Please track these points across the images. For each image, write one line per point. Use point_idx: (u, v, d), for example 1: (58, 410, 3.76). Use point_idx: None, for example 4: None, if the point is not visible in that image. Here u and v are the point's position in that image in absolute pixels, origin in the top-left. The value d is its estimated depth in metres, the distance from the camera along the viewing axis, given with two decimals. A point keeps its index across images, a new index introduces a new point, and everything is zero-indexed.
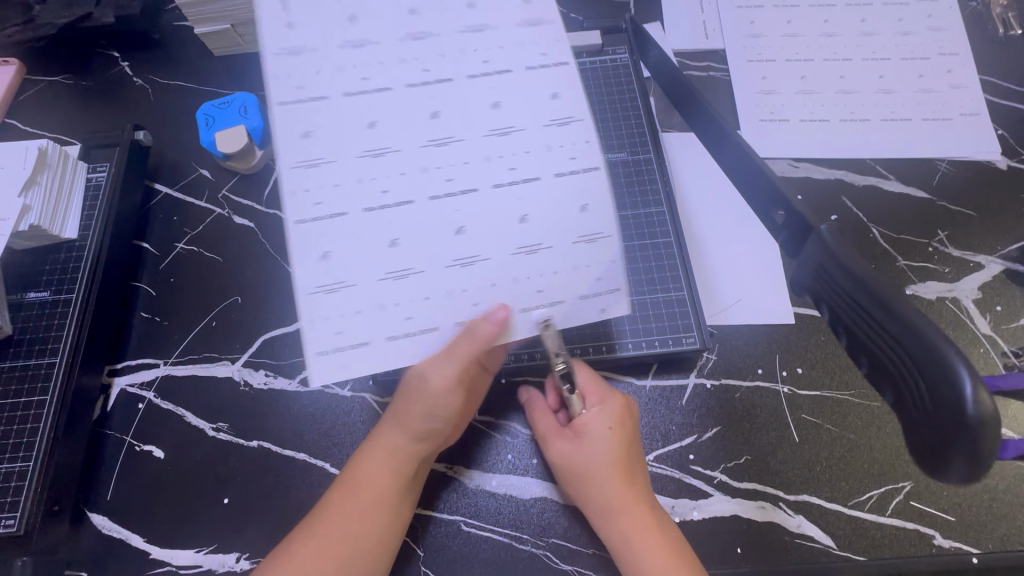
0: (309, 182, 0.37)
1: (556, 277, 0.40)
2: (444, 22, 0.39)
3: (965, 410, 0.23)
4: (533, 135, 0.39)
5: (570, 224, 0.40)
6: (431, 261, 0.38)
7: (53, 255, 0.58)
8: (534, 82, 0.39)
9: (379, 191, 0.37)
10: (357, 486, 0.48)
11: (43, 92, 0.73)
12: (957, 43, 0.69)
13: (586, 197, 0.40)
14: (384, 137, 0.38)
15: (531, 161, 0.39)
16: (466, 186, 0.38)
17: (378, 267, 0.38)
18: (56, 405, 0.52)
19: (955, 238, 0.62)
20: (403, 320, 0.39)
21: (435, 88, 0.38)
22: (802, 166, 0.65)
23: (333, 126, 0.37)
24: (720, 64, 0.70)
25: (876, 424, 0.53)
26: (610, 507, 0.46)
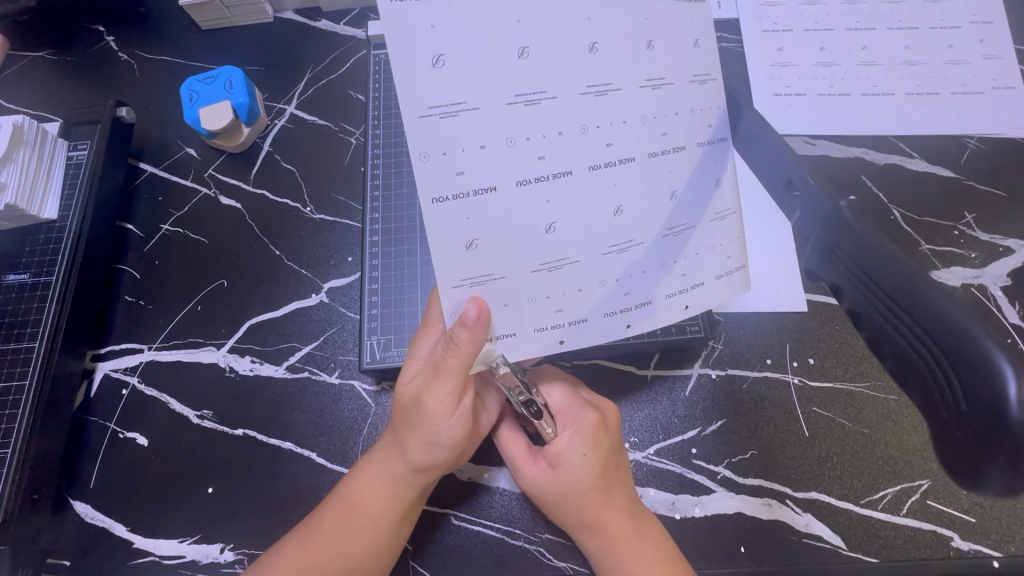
0: (468, 202, 0.34)
1: (694, 257, 0.39)
2: None
3: (1009, 414, 0.20)
4: (680, 95, 0.36)
5: (709, 204, 0.39)
6: (587, 249, 0.37)
7: (33, 236, 0.56)
8: (677, 20, 0.36)
9: (543, 196, 0.35)
10: (363, 510, 0.46)
11: (26, 68, 0.70)
12: (992, 11, 0.64)
13: (711, 180, 0.38)
14: (538, 78, 0.33)
15: (680, 137, 0.37)
16: (630, 172, 0.36)
17: (528, 262, 0.36)
18: (35, 391, 0.51)
19: (983, 221, 0.58)
20: (554, 312, 0.38)
21: (609, 68, 0.34)
22: (819, 143, 0.61)
23: (476, 58, 0.32)
24: (734, 34, 0.66)
25: (893, 419, 0.50)
26: (585, 527, 0.45)
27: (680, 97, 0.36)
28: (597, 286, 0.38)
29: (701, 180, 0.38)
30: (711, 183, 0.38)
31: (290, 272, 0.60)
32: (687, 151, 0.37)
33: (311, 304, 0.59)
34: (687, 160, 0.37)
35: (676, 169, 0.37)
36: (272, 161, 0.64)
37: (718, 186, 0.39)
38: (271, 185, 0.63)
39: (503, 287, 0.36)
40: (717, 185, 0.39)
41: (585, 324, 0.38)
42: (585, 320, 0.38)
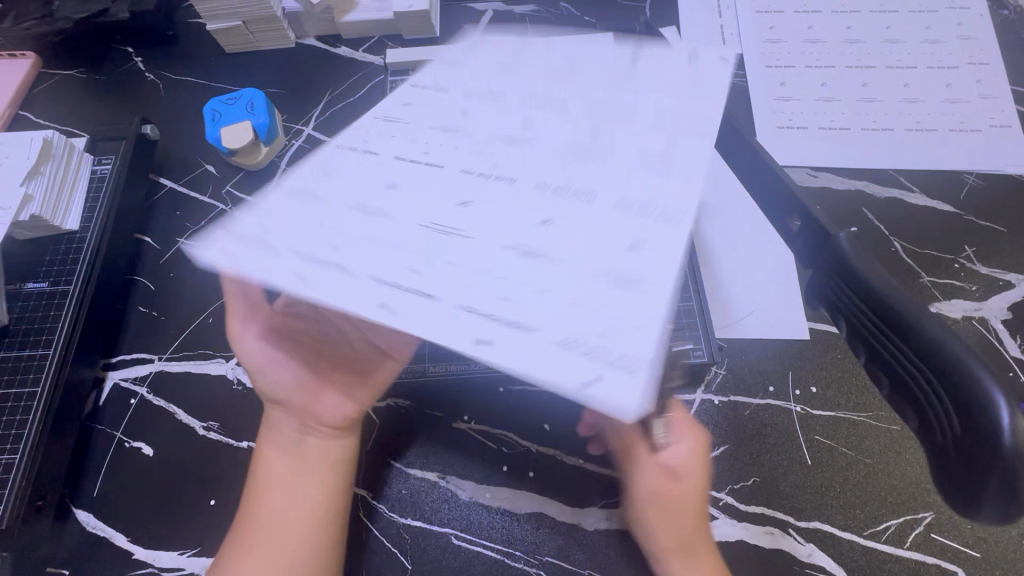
0: (353, 157, 0.37)
1: (582, 287, 0.30)
2: (598, 71, 0.40)
3: (1000, 443, 0.21)
4: (611, 149, 0.35)
5: (622, 229, 0.32)
6: (401, 215, 0.34)
7: (54, 246, 0.58)
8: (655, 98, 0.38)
9: (406, 172, 0.36)
10: (262, 476, 0.46)
11: (57, 85, 0.74)
12: (987, 53, 0.67)
13: (633, 214, 0.32)
14: (467, 119, 0.38)
15: (602, 161, 0.35)
16: (526, 178, 0.35)
17: (336, 203, 0.34)
18: (47, 398, 0.52)
19: (983, 255, 0.58)
20: (327, 247, 0.32)
21: (552, 106, 0.38)
22: (821, 175, 0.63)
23: (433, 105, 0.40)
24: (737, 69, 0.68)
25: (896, 450, 0.50)
26: (685, 548, 0.43)
27: (628, 131, 0.36)
28: (339, 243, 0.32)
29: (618, 210, 0.33)
30: (640, 208, 0.33)
31: None
32: (608, 178, 0.34)
33: None
34: (611, 186, 0.34)
35: (578, 189, 0.34)
36: None
37: (647, 212, 0.32)
38: None
39: (292, 210, 0.34)
40: (651, 213, 0.32)
41: (341, 282, 0.30)
42: (349, 274, 0.31)
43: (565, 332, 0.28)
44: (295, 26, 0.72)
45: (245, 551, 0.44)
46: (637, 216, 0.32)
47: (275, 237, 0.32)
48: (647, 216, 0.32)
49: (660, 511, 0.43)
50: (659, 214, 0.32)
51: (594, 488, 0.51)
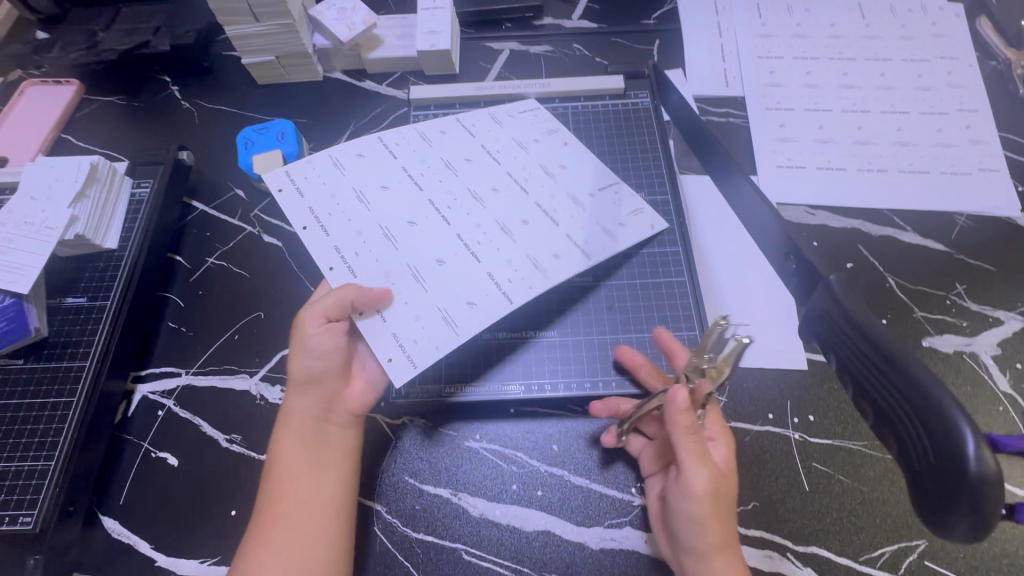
0: (400, 184, 0.56)
1: (398, 300, 0.50)
2: (572, 190, 0.59)
3: (968, 468, 0.23)
4: (522, 253, 0.54)
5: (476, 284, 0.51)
6: (388, 246, 0.52)
7: (93, 264, 0.61)
8: (592, 226, 0.57)
9: (412, 219, 0.54)
10: (285, 460, 0.51)
11: (98, 111, 0.78)
12: (976, 101, 0.71)
13: (496, 275, 0.52)
14: (474, 199, 0.57)
15: (512, 235, 0.55)
16: (463, 227, 0.55)
17: (367, 218, 0.54)
18: (82, 408, 0.55)
19: (973, 292, 0.61)
20: (333, 246, 0.52)
21: (514, 192, 0.58)
22: (818, 213, 0.66)
23: (473, 176, 0.59)
24: (740, 111, 0.73)
25: (890, 478, 0.52)
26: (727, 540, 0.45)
27: (536, 220, 0.56)
28: (353, 242, 0.52)
29: (490, 266, 0.52)
30: (507, 277, 0.52)
31: None
32: (506, 252, 0.53)
33: None
34: (504, 253, 0.53)
35: (488, 253, 0.53)
36: None
37: (503, 283, 0.51)
38: None
39: (342, 215, 0.53)
40: (515, 282, 0.52)
41: (334, 270, 0.51)
42: (337, 262, 0.51)
43: (392, 329, 0.49)
44: (324, 61, 0.77)
45: (264, 546, 0.48)
46: (497, 276, 0.52)
47: (312, 228, 0.53)
48: (500, 279, 0.52)
49: (714, 523, 0.45)
50: (512, 291, 0.51)
51: (601, 508, 0.53)
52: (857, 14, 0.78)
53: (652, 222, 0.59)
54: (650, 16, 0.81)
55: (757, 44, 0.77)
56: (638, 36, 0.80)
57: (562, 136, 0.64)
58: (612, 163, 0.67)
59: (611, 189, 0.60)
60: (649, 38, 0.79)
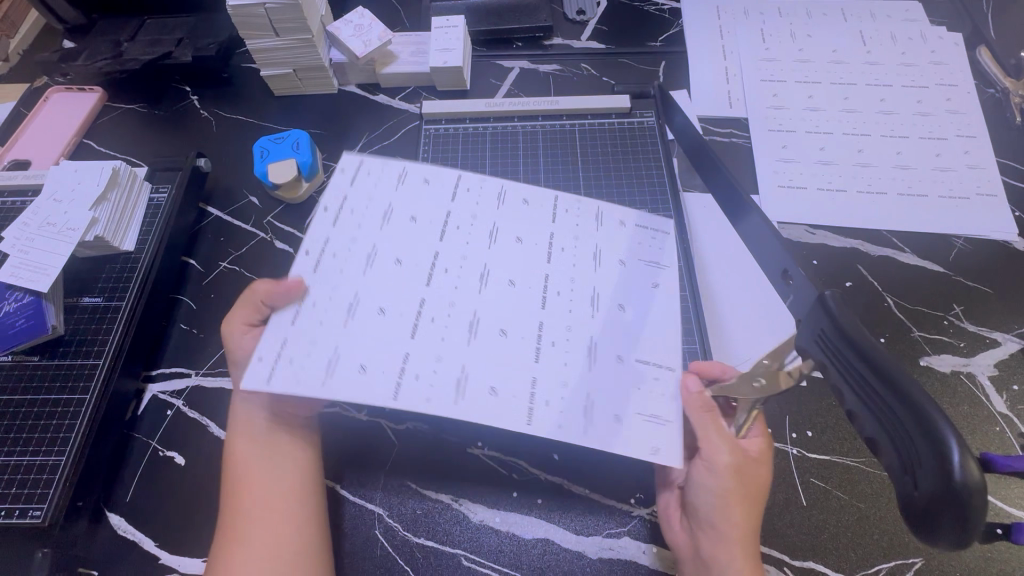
0: (433, 221, 0.50)
1: (325, 326, 0.44)
2: (610, 326, 0.47)
3: (953, 480, 0.24)
4: (490, 362, 0.44)
5: (442, 380, 0.43)
6: (367, 282, 0.46)
7: (110, 265, 0.63)
8: (604, 361, 0.46)
9: (409, 263, 0.48)
10: (241, 458, 0.51)
11: (119, 117, 0.81)
12: (974, 127, 0.73)
13: (470, 380, 0.43)
14: (490, 279, 0.48)
15: (518, 348, 0.45)
16: (454, 302, 0.46)
17: (370, 246, 0.48)
18: (94, 405, 0.56)
19: (970, 313, 0.62)
20: (324, 245, 0.48)
21: (561, 304, 0.47)
22: (818, 233, 0.67)
23: (514, 256, 0.49)
24: (743, 132, 0.75)
25: (886, 495, 0.53)
26: (747, 532, 0.46)
27: (558, 347, 0.46)
28: (341, 252, 0.47)
29: (473, 364, 0.44)
30: (475, 389, 0.43)
31: None
32: (495, 361, 0.44)
33: None
34: (500, 359, 0.44)
35: (473, 354, 0.44)
36: None
37: (467, 390, 0.43)
38: None
39: (356, 223, 0.49)
40: (481, 392, 0.43)
41: (303, 268, 0.46)
42: (306, 267, 0.46)
43: (293, 353, 0.43)
44: (340, 75, 0.80)
45: (233, 542, 0.47)
46: (475, 380, 0.43)
47: (329, 217, 0.49)
48: (471, 388, 0.43)
49: (733, 503, 0.46)
50: (471, 405, 0.42)
51: (600, 518, 0.53)
52: (859, 41, 0.80)
53: (660, 447, 0.43)
54: (657, 39, 0.84)
55: (760, 67, 0.79)
56: (645, 57, 0.82)
57: (657, 275, 0.50)
58: (617, 180, 0.68)
59: (656, 364, 0.46)
60: (656, 60, 0.82)
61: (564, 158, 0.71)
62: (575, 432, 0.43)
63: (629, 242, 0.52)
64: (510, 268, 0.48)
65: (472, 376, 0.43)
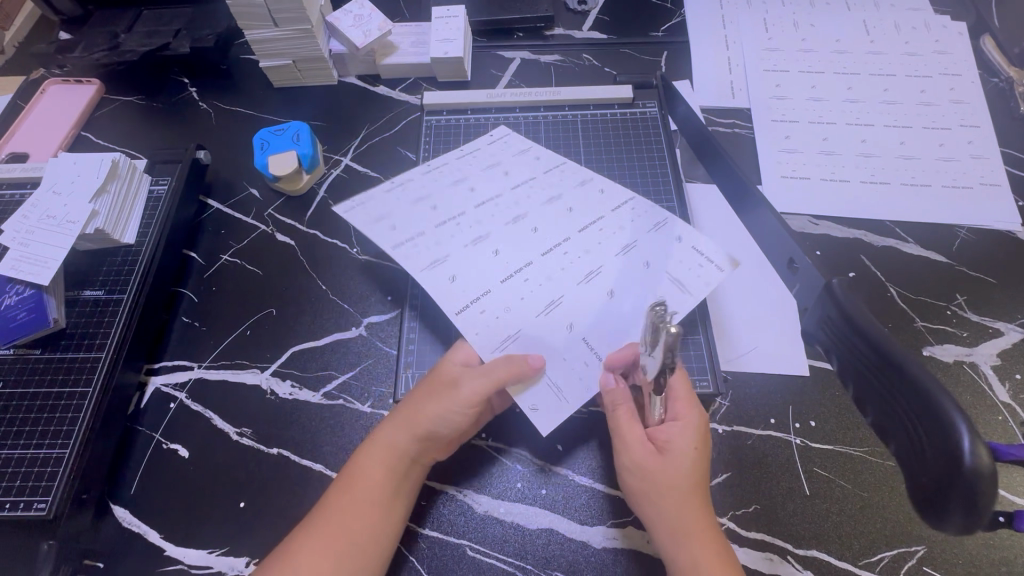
0: (519, 190, 0.64)
1: (399, 200, 0.62)
2: (568, 309, 0.56)
3: (962, 463, 0.24)
4: (463, 261, 0.59)
5: (430, 269, 0.58)
6: (446, 192, 0.64)
7: (111, 257, 0.63)
8: (547, 317, 0.55)
9: (475, 199, 0.63)
10: (360, 478, 0.50)
11: (118, 110, 0.80)
12: (978, 117, 0.72)
13: (444, 280, 0.57)
14: (506, 242, 0.60)
15: (497, 274, 0.58)
16: (481, 226, 0.61)
17: (463, 185, 0.65)
18: (97, 398, 0.56)
19: (973, 303, 0.62)
20: (445, 165, 0.66)
21: (572, 264, 0.59)
22: (822, 224, 0.67)
23: (538, 243, 0.60)
24: (746, 122, 0.74)
25: (890, 483, 0.53)
26: (681, 533, 0.45)
27: (523, 295, 0.57)
28: (453, 176, 0.65)
29: (457, 267, 0.58)
30: (437, 281, 0.57)
31: (332, 305, 0.65)
32: (470, 280, 0.57)
33: (351, 336, 0.63)
34: (479, 278, 0.58)
35: (460, 272, 0.58)
36: (325, 206, 0.71)
37: (432, 276, 0.57)
38: (323, 227, 0.70)
39: (471, 169, 0.66)
40: (426, 268, 0.58)
41: (424, 171, 0.65)
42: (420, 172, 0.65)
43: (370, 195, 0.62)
44: (340, 66, 0.79)
45: (307, 553, 0.47)
46: (451, 270, 0.58)
47: (453, 159, 0.67)
48: (446, 276, 0.57)
49: (664, 500, 0.46)
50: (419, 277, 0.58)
51: (604, 508, 0.54)
52: (863, 30, 0.79)
53: (540, 408, 0.51)
54: (659, 29, 0.83)
55: (763, 57, 0.78)
56: (647, 47, 0.82)
57: (667, 297, 0.55)
58: (620, 170, 0.68)
59: (596, 358, 0.54)
60: (658, 50, 0.81)
61: (566, 148, 0.70)
62: (484, 358, 0.53)
63: (690, 245, 0.58)
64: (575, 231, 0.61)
65: (446, 270, 0.58)
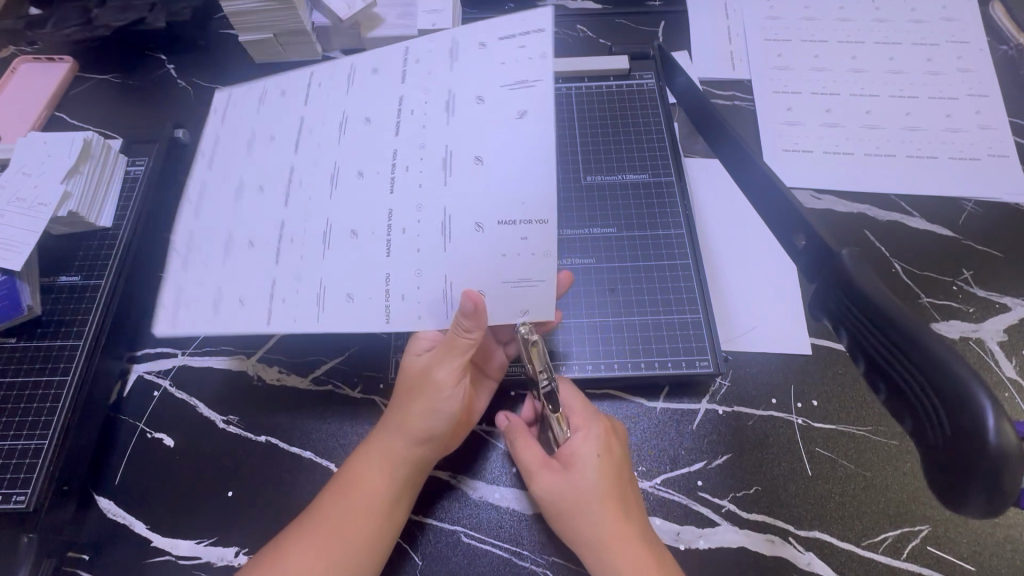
0: (433, 104, 0.48)
1: (275, 134, 0.50)
2: (426, 239, 0.45)
3: (986, 441, 0.24)
4: (258, 207, 0.48)
5: (228, 280, 0.46)
6: (333, 115, 0.50)
7: (87, 241, 0.60)
8: (340, 239, 0.46)
9: (371, 120, 0.49)
10: (358, 485, 0.47)
11: (92, 88, 0.77)
12: (987, 85, 0.70)
13: (268, 271, 0.46)
14: (410, 172, 0.47)
15: (387, 233, 0.46)
16: (355, 158, 0.48)
17: (355, 103, 0.50)
18: (76, 387, 0.54)
19: (980, 278, 0.61)
20: (353, 72, 0.51)
21: (414, 172, 0.47)
22: (825, 198, 0.65)
23: (433, 169, 0.46)
24: (746, 94, 0.71)
25: (893, 462, 0.52)
26: (596, 546, 0.44)
27: (414, 221, 0.46)
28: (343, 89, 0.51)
29: (246, 266, 0.46)
30: (333, 298, 0.46)
31: None
32: (309, 261, 0.46)
33: None
34: (351, 260, 0.46)
35: (337, 243, 0.46)
36: None
37: (296, 297, 0.46)
38: None
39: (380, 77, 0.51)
40: (286, 308, 0.45)
41: (302, 88, 0.52)
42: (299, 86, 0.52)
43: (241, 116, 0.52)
44: (323, 40, 0.75)
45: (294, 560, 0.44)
46: (231, 283, 0.46)
47: (374, 66, 0.51)
48: (257, 248, 0.47)
49: (568, 517, 0.46)
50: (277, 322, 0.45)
51: None
52: None
53: (529, 309, 0.46)
54: None
55: (765, 27, 0.75)
56: (644, 17, 0.78)
57: (528, 105, 0.46)
58: (616, 144, 0.65)
59: (524, 219, 0.44)
60: (654, 20, 0.78)
61: (560, 122, 0.67)
62: (420, 321, 0.45)
63: (465, 60, 0.49)
64: (389, 133, 0.49)
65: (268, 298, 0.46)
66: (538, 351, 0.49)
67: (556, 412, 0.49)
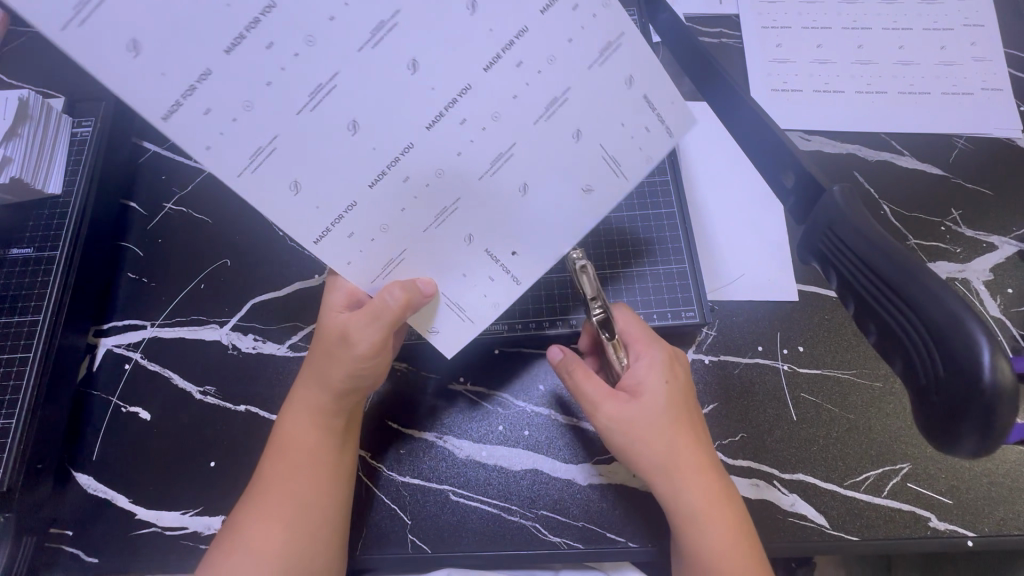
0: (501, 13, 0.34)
1: None
2: (390, 198, 0.38)
3: (981, 380, 0.23)
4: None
5: (139, 5, 0.30)
6: None
7: (37, 211, 0.56)
8: (268, 120, 0.34)
9: None
10: (288, 441, 0.46)
11: (30, 44, 0.69)
12: (983, 14, 0.66)
13: (206, 57, 0.32)
14: (425, 88, 0.35)
15: (367, 168, 0.36)
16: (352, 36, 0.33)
17: None
18: (39, 364, 0.52)
19: (968, 217, 0.60)
20: None
21: (447, 136, 0.37)
22: (814, 139, 0.63)
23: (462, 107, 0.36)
24: (734, 30, 0.67)
25: (877, 404, 0.52)
26: (667, 472, 0.44)
27: (406, 190, 0.38)
28: None
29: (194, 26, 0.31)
30: (273, 178, 0.35)
31: (291, 252, 0.60)
32: (272, 106, 0.33)
33: (314, 283, 0.59)
34: (313, 152, 0.35)
35: (317, 118, 0.34)
36: None
37: (226, 123, 0.33)
38: None
39: None
40: (199, 116, 0.33)
41: None
42: None
43: None
44: None
45: (257, 521, 0.44)
46: (143, 25, 0.30)
47: None
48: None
49: (642, 449, 0.45)
50: (177, 128, 0.33)
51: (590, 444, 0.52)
52: None
53: (440, 330, 0.43)
54: None
55: None
56: None
57: (596, 174, 0.39)
58: None
59: (505, 269, 0.42)
60: None
61: None
62: (348, 268, 0.40)
63: (659, 86, 0.38)
64: (483, 69, 0.35)
65: (188, 90, 0.32)
66: (590, 283, 0.46)
67: (615, 338, 0.47)
